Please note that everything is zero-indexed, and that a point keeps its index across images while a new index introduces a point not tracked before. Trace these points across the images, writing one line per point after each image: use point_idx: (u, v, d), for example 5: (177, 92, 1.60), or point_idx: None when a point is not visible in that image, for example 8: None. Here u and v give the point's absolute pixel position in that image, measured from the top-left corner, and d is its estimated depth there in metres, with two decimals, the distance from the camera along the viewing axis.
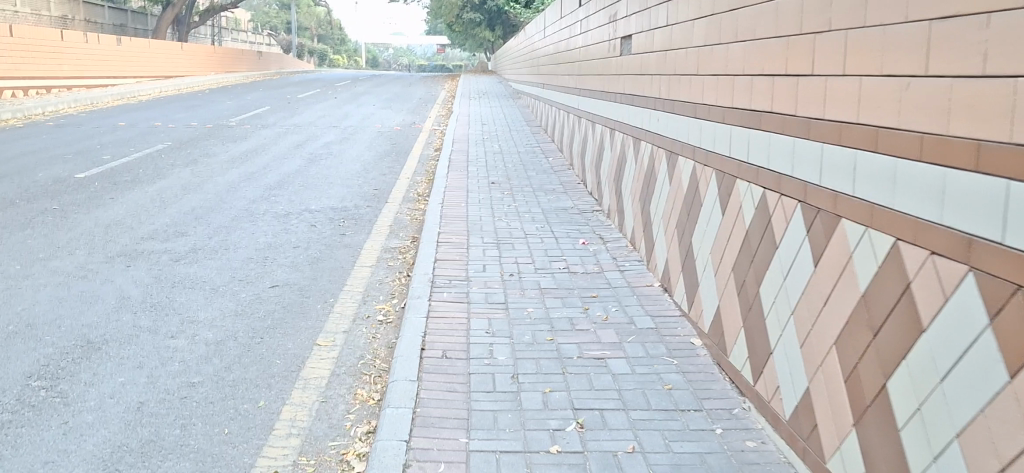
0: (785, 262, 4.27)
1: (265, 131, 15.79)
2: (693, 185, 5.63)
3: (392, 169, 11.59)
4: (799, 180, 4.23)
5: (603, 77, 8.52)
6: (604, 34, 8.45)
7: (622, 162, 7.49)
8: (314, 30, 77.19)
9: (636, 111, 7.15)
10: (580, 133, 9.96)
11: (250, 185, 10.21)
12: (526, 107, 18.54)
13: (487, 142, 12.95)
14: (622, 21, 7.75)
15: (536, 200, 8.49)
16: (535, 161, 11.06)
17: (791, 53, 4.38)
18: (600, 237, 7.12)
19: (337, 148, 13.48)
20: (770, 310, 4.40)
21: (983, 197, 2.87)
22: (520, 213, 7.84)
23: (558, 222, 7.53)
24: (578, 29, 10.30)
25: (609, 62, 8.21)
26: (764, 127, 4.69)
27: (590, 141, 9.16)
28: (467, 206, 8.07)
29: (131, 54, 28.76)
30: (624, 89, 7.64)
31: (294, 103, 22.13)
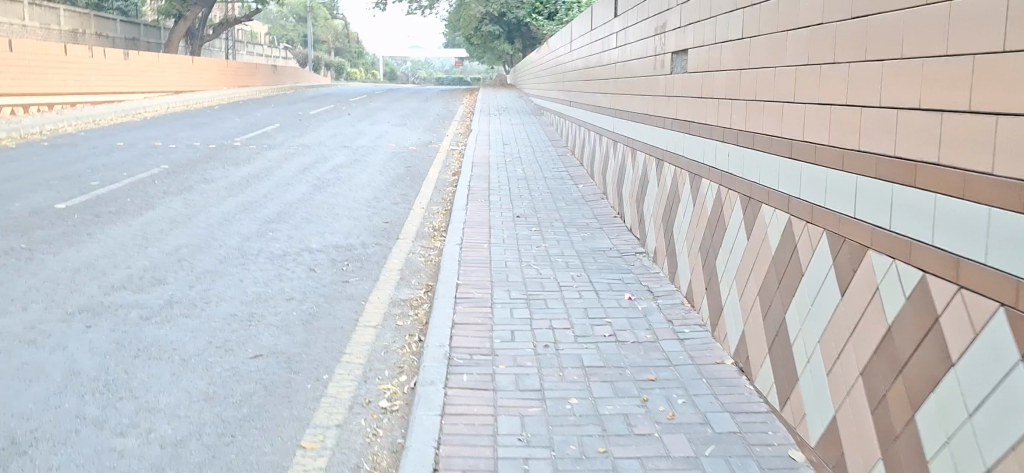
0: (970, 392, 2.95)
1: (271, 152, 14.79)
2: (789, 246, 4.47)
3: (405, 197, 10.53)
4: (994, 270, 2.87)
5: (646, 98, 7.38)
6: (649, 48, 7.35)
7: (674, 201, 6.35)
8: (331, 43, 76.47)
9: (693, 141, 6.01)
10: (614, 160, 8.83)
11: (246, 217, 9.18)
12: (549, 124, 17.48)
13: (510, 166, 11.87)
14: (672, 33, 6.64)
15: (568, 239, 7.42)
16: (563, 189, 9.98)
17: (975, 78, 3.00)
18: (649, 290, 6.04)
19: (347, 172, 12.45)
20: (943, 452, 3.12)
21: (972, 222, 3.01)
22: (551, 256, 6.76)
23: (597, 269, 6.45)
24: (613, 42, 9.16)
25: (655, 81, 7.07)
26: (917, 181, 3.38)
27: (628, 171, 8.02)
28: (489, 248, 6.99)
29: (139, 69, 27.88)
30: (675, 112, 6.51)
31: (306, 120, 21.14)
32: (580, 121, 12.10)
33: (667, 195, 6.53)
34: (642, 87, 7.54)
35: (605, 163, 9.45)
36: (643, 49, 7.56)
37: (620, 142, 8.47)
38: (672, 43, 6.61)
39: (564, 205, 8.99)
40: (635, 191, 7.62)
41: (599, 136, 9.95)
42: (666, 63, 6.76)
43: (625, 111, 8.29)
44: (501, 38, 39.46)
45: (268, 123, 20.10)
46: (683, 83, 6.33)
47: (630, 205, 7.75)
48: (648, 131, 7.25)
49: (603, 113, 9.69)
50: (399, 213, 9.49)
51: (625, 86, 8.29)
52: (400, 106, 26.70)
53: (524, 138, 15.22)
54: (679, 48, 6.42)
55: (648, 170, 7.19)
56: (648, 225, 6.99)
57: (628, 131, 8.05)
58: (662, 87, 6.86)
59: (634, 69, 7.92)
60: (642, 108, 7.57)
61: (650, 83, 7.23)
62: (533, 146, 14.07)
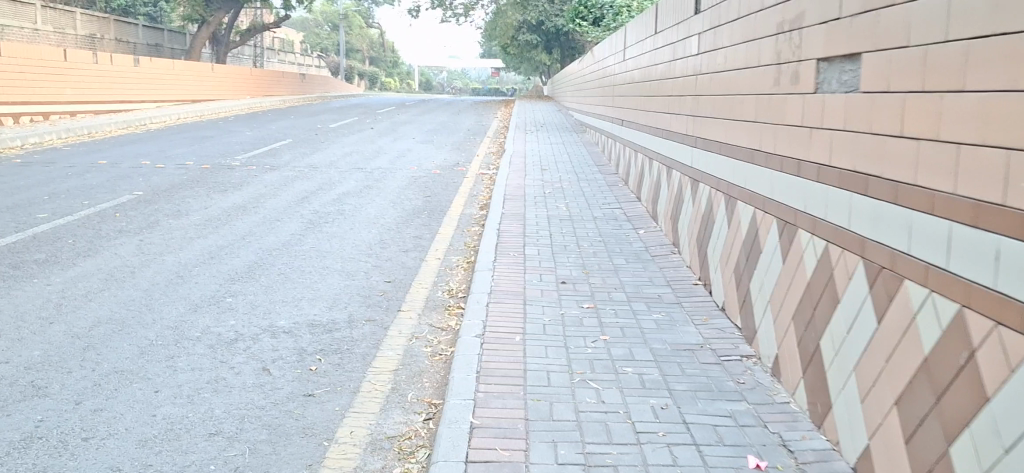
0: None
1: (271, 175, 12.62)
2: None
3: (418, 240, 8.31)
4: None
5: (763, 126, 5.19)
6: (767, 56, 5.18)
7: (837, 299, 4.13)
8: (365, 50, 74.55)
9: (885, 208, 3.79)
10: (691, 210, 6.64)
11: (207, 271, 7.00)
12: (594, 143, 15.21)
13: (551, 200, 9.62)
14: (822, 31, 4.47)
15: (638, 327, 5.20)
16: (619, 235, 7.77)
17: None
18: (793, 457, 3.90)
19: (353, 203, 10.25)
20: None
21: (886, 216, 3.82)
22: (617, 367, 4.56)
23: (693, 408, 4.19)
24: (693, 44, 6.96)
25: (786, 101, 4.87)
26: None
27: (719, 229, 5.83)
28: (525, 348, 4.79)
29: (152, 77, 25.90)
30: (832, 156, 4.33)
31: (323, 134, 19.07)
32: (635, 144, 9.87)
33: (817, 284, 4.33)
34: (754, 107, 5.34)
35: (675, 205, 7.23)
36: (756, 52, 5.37)
37: (705, 187, 6.30)
38: (828, 43, 4.41)
39: (623, 262, 6.76)
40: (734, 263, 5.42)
41: (666, 170, 7.77)
42: (813, 71, 4.56)
43: (715, 141, 6.11)
44: (538, 47, 37.12)
45: (279, 138, 17.98)
46: (853, 109, 4.14)
47: (725, 281, 5.55)
48: (767, 177, 5.06)
49: (672, 141, 7.54)
50: (409, 268, 7.27)
51: (716, 105, 6.11)
52: (428, 119, 24.48)
53: (565, 162, 13.00)
54: (846, 49, 4.21)
55: (767, 236, 5.00)
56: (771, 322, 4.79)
57: (722, 172, 5.87)
58: (804, 112, 4.66)
59: (736, 79, 5.73)
60: (751, 143, 5.41)
61: (774, 104, 5.04)
62: (577, 173, 11.80)
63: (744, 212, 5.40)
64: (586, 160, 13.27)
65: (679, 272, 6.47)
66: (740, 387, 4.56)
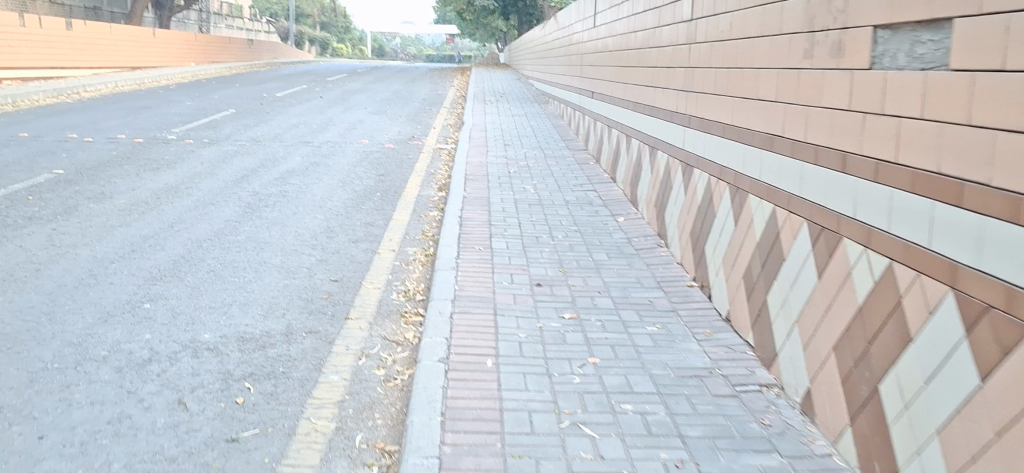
0: None
1: (210, 150, 11.61)
2: None
3: (369, 228, 7.42)
4: None
5: (787, 107, 4.45)
6: (800, 24, 4.35)
7: (897, 327, 3.38)
8: (316, 15, 72.68)
9: (963, 218, 3.06)
10: (685, 199, 5.89)
11: (124, 269, 6.06)
12: (557, 117, 14.38)
13: (516, 181, 8.78)
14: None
15: (634, 352, 4.44)
16: (595, 224, 6.96)
17: None
18: None
19: (297, 183, 9.32)
20: None
21: (936, 218, 3.22)
22: (615, 413, 3.79)
23: (716, 465, 3.42)
24: (685, 9, 6.18)
25: (824, 80, 4.09)
26: None
27: (726, 225, 5.09)
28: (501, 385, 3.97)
29: (87, 42, 24.49)
30: (892, 152, 3.53)
31: (269, 104, 17.98)
32: (609, 119, 9.07)
33: (874, 308, 3.54)
34: (774, 84, 4.59)
35: (662, 190, 6.48)
36: (775, 19, 4.61)
37: (705, 174, 5.55)
38: (878, 9, 3.66)
39: (604, 259, 5.98)
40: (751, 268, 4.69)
41: (650, 150, 7.00)
42: (858, 43, 3.81)
43: (720, 122, 5.35)
44: (495, 13, 36.11)
45: (221, 108, 16.86)
46: (927, 93, 3.31)
47: (737, 287, 4.83)
48: (795, 169, 4.33)
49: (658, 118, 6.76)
50: (359, 263, 6.39)
51: (721, 80, 5.35)
52: (380, 88, 23.42)
53: (528, 137, 12.14)
54: (904, 17, 3.47)
55: (795, 238, 4.27)
56: (805, 345, 4.07)
57: (732, 159, 5.12)
58: (850, 93, 3.87)
59: (747, 51, 4.97)
60: (770, 127, 4.66)
61: (807, 84, 4.25)
62: (542, 149, 10.95)
63: (762, 208, 4.67)
64: (550, 134, 12.43)
65: (669, 274, 5.70)
66: (766, 431, 3.82)
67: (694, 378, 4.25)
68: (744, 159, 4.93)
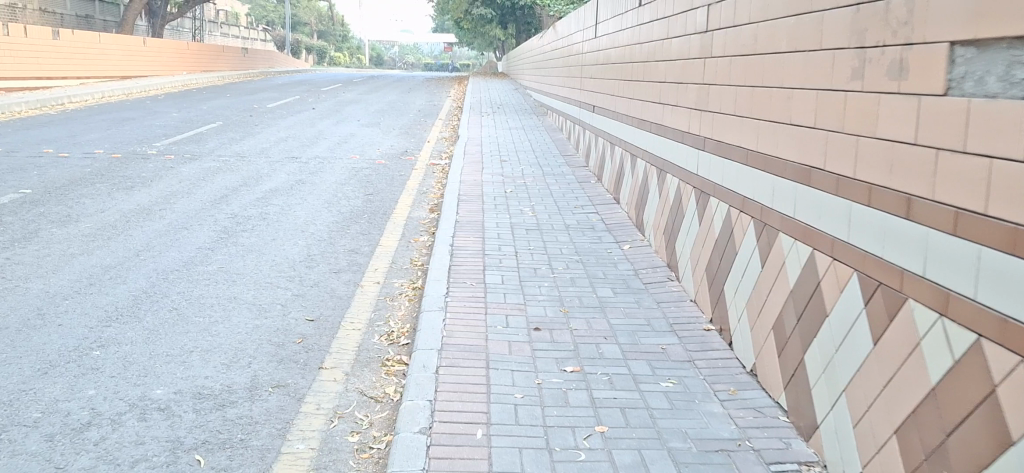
0: None
1: (190, 166, 11.02)
2: None
3: (353, 256, 6.83)
4: None
5: (831, 136, 3.88)
6: (849, 38, 3.75)
7: (978, 414, 2.78)
8: (313, 23, 72.13)
9: None
10: (699, 230, 5.32)
11: (77, 307, 5.46)
12: (557, 129, 13.79)
13: (513, 202, 8.19)
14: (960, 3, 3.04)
15: (648, 420, 3.85)
16: (598, 253, 6.37)
17: None
18: None
19: (279, 204, 8.72)
20: None
21: (1003, 274, 2.71)
22: None
23: None
24: (698, 19, 5.65)
25: (881, 105, 3.49)
26: None
27: (753, 265, 4.51)
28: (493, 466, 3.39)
29: (74, 51, 23.94)
30: (967, 197, 2.93)
31: (258, 116, 17.40)
32: (611, 135, 8.52)
33: (946, 386, 2.94)
34: (814, 105, 4.02)
35: (671, 219, 5.91)
36: (815, 32, 4.04)
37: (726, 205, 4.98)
38: (948, 23, 3.08)
39: (608, 296, 5.39)
40: (786, 319, 4.12)
41: (657, 172, 6.42)
42: (919, 63, 3.24)
43: (745, 146, 4.78)
44: (494, 22, 35.54)
45: (208, 121, 16.27)
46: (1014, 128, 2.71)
47: (767, 340, 4.26)
48: (842, 209, 3.74)
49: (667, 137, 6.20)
50: (339, 298, 5.79)
51: (746, 99, 4.78)
52: (375, 98, 22.85)
53: (526, 152, 11.56)
54: (983, 35, 2.89)
55: (841, 292, 3.69)
56: (856, 420, 3.49)
57: (760, 189, 4.54)
58: (912, 123, 3.27)
59: (779, 67, 4.40)
60: (809, 157, 4.09)
61: (859, 109, 3.65)
62: (541, 166, 10.37)
63: (798, 250, 4.09)
64: (550, 148, 11.84)
65: (681, 315, 5.11)
66: None
67: (719, 453, 3.66)
68: (776, 192, 4.35)
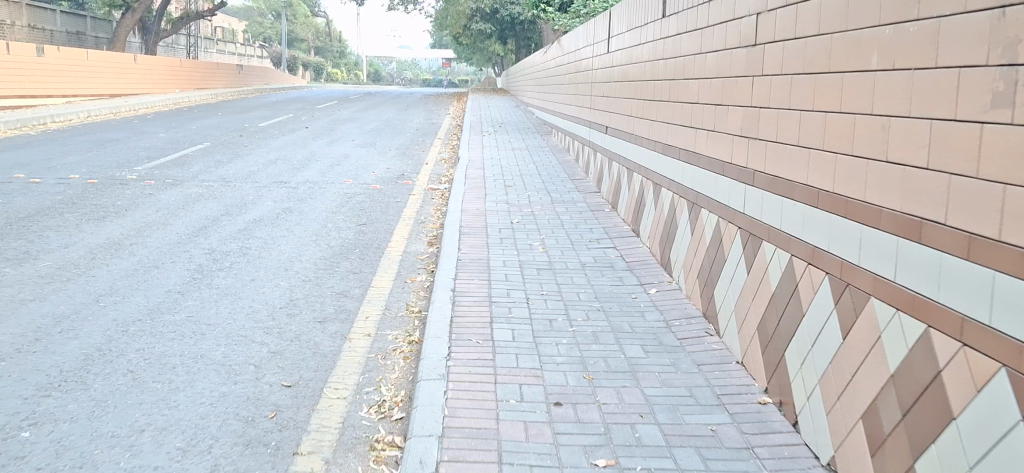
0: None
1: (170, 192, 10.22)
2: None
3: (340, 301, 6.02)
4: None
5: (952, 181, 3.07)
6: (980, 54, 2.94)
7: None
8: (310, 39, 71.44)
9: None
10: (759, 280, 4.57)
11: (14, 368, 4.65)
12: (563, 150, 13.00)
13: (521, 234, 7.40)
14: None
15: None
16: (620, 300, 5.59)
17: None
18: None
19: (263, 237, 7.92)
20: None
21: None
22: None
23: None
24: (744, 36, 5.07)
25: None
26: None
27: (839, 332, 3.75)
28: None
29: (60, 68, 23.15)
30: None
31: (248, 136, 16.62)
32: (627, 161, 7.82)
33: None
34: (921, 135, 3.27)
35: (712, 262, 5.22)
36: (922, 46, 3.27)
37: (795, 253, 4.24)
38: None
39: (639, 360, 4.60)
40: (892, 403, 3.32)
41: (691, 205, 5.70)
42: None
43: (820, 184, 4.06)
44: (494, 37, 34.79)
45: (195, 141, 15.49)
46: None
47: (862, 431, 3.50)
48: (971, 279, 2.92)
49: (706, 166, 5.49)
50: (322, 355, 4.98)
51: (821, 127, 4.07)
52: (370, 116, 22.03)
53: (532, 175, 10.78)
54: None
55: (978, 386, 2.83)
56: None
57: (843, 238, 3.81)
58: None
59: (865, 87, 3.70)
60: (918, 207, 3.29)
61: (994, 149, 2.84)
62: (548, 191, 9.59)
63: (903, 316, 3.30)
64: (557, 172, 11.04)
65: (726, 390, 4.38)
66: None
67: None
68: (868, 244, 3.61)
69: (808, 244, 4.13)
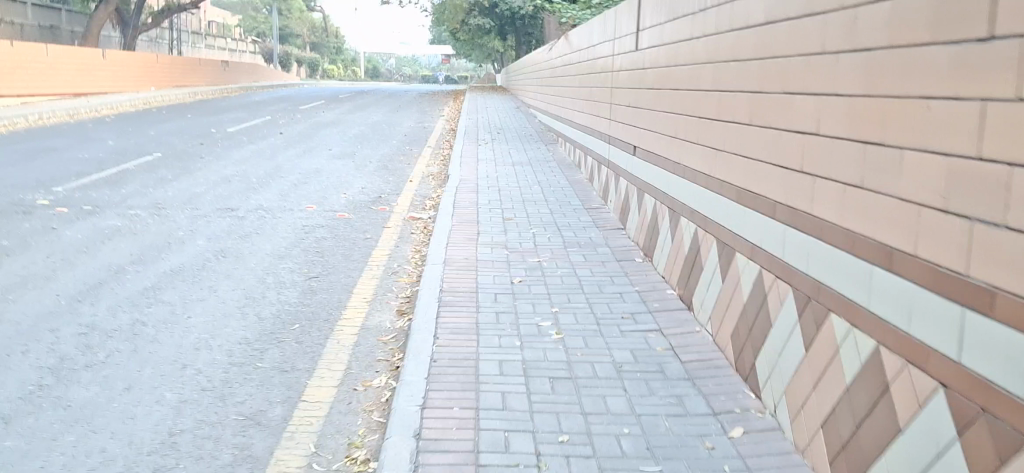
0: None
1: (80, 226, 8.07)
2: None
3: (245, 436, 3.88)
4: None
5: None
6: None
7: None
8: (305, 34, 69.14)
9: None
10: (878, 413, 2.72)
11: None
12: (573, 166, 10.86)
13: (525, 306, 5.26)
14: None
15: None
16: (688, 448, 3.44)
17: None
18: None
19: (171, 303, 5.78)
20: None
21: None
22: None
23: None
24: (860, 12, 2.96)
25: None
26: None
27: None
28: None
29: (13, 66, 20.96)
30: None
31: (210, 144, 14.48)
32: (665, 199, 5.80)
33: None
34: None
35: (829, 392, 3.10)
36: None
37: (940, 380, 2.38)
38: None
39: None
40: None
41: (764, 278, 3.83)
42: None
43: None
44: (493, 31, 32.60)
45: (144, 152, 13.33)
46: None
47: None
48: None
49: (784, 225, 3.61)
50: None
51: (981, 188, 2.23)
52: (356, 119, 19.84)
53: (536, 203, 8.63)
54: None
55: None
56: None
57: None
58: None
59: None
60: None
61: None
62: (559, 227, 7.45)
63: None
64: (568, 197, 8.89)
65: None
66: None
67: None
68: None
69: (976, 382, 2.22)
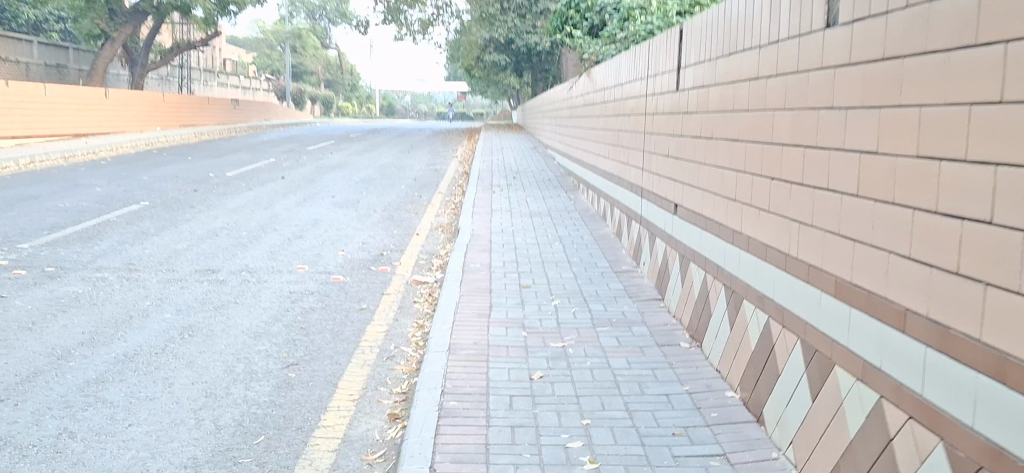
0: None
1: (34, 294, 7.04)
2: None
3: None
4: None
5: None
6: None
7: None
8: (320, 72, 68.68)
9: None
10: None
11: None
12: (596, 218, 9.80)
13: (550, 415, 4.15)
14: None
15: None
16: None
17: None
18: None
19: (113, 404, 4.71)
20: None
21: None
22: None
23: None
24: None
25: None
26: None
27: None
28: None
29: (10, 106, 20.15)
30: None
31: (205, 191, 13.50)
32: (718, 274, 4.75)
33: None
34: None
35: None
36: None
37: None
38: None
39: None
40: None
41: (889, 412, 2.74)
42: None
43: None
44: (509, 68, 31.72)
45: (132, 200, 12.35)
46: None
47: None
48: None
49: (927, 345, 2.53)
50: None
51: None
52: (365, 161, 18.88)
53: (557, 264, 7.55)
54: None
55: None
56: None
57: None
58: None
59: None
60: None
61: None
62: (585, 298, 6.37)
63: None
64: (594, 257, 7.81)
65: None
66: None
67: None
68: None
69: None
